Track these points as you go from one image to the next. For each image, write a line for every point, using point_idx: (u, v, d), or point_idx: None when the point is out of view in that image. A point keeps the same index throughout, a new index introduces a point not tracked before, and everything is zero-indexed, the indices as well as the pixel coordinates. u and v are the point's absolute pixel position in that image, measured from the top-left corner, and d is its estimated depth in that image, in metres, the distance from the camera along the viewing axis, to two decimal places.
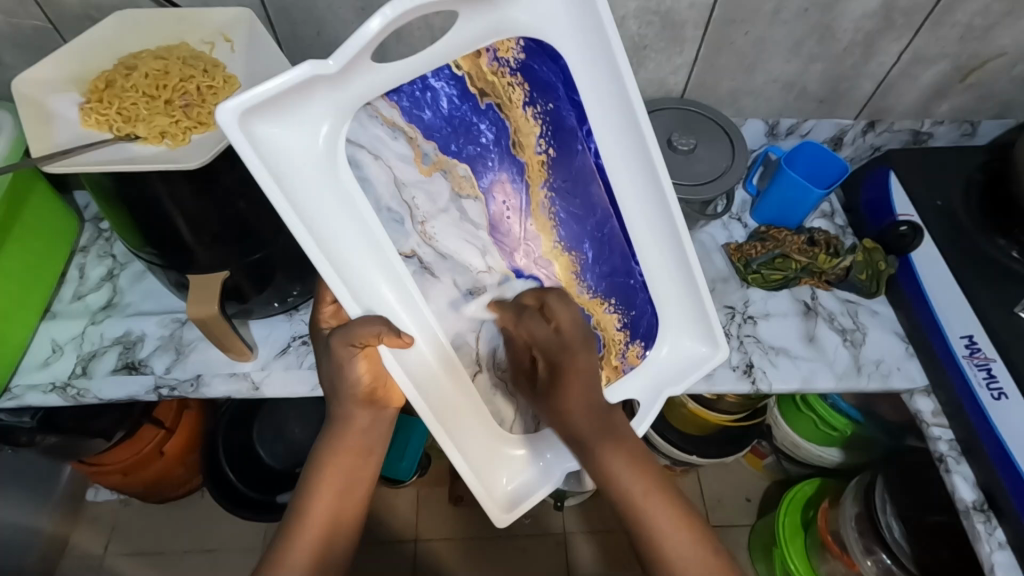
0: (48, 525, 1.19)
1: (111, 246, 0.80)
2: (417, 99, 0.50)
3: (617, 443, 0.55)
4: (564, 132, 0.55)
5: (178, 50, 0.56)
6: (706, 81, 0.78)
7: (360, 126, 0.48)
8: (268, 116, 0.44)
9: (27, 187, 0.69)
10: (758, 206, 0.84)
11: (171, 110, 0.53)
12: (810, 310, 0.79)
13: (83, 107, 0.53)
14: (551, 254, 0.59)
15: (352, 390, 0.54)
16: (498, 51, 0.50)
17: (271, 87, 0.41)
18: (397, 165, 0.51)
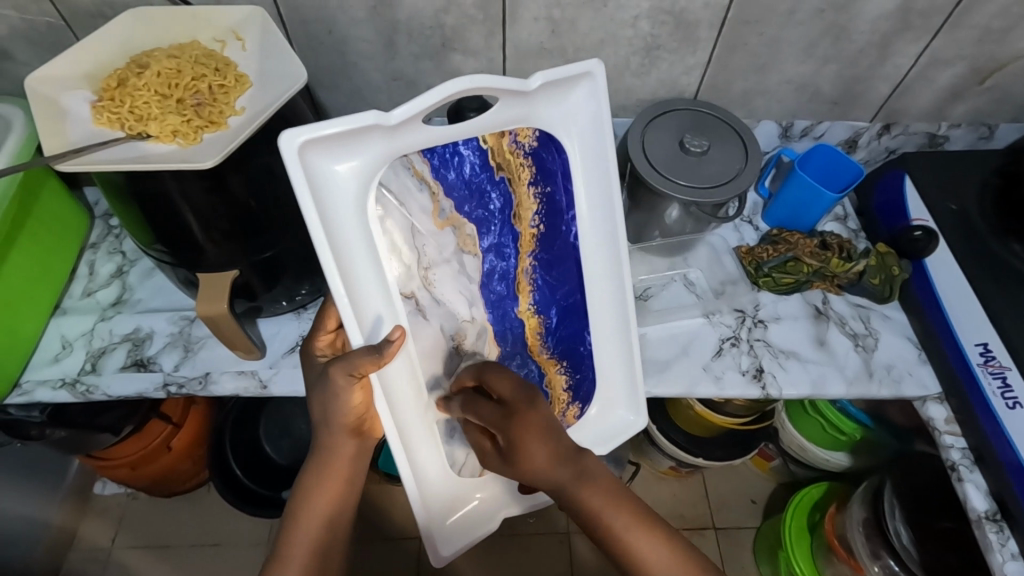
0: (57, 517, 1.20)
1: (121, 242, 0.81)
2: (444, 160, 0.53)
3: (595, 486, 0.51)
4: (555, 212, 0.59)
5: (190, 50, 0.56)
6: (719, 82, 0.77)
7: (394, 174, 0.51)
8: (317, 159, 0.47)
9: (38, 183, 0.70)
10: (770, 208, 0.84)
11: (183, 109, 0.52)
12: (821, 315, 0.79)
13: (95, 105, 0.53)
14: (523, 314, 0.62)
15: (342, 419, 0.53)
16: (518, 136, 0.55)
17: (337, 126, 0.45)
18: (416, 215, 0.53)
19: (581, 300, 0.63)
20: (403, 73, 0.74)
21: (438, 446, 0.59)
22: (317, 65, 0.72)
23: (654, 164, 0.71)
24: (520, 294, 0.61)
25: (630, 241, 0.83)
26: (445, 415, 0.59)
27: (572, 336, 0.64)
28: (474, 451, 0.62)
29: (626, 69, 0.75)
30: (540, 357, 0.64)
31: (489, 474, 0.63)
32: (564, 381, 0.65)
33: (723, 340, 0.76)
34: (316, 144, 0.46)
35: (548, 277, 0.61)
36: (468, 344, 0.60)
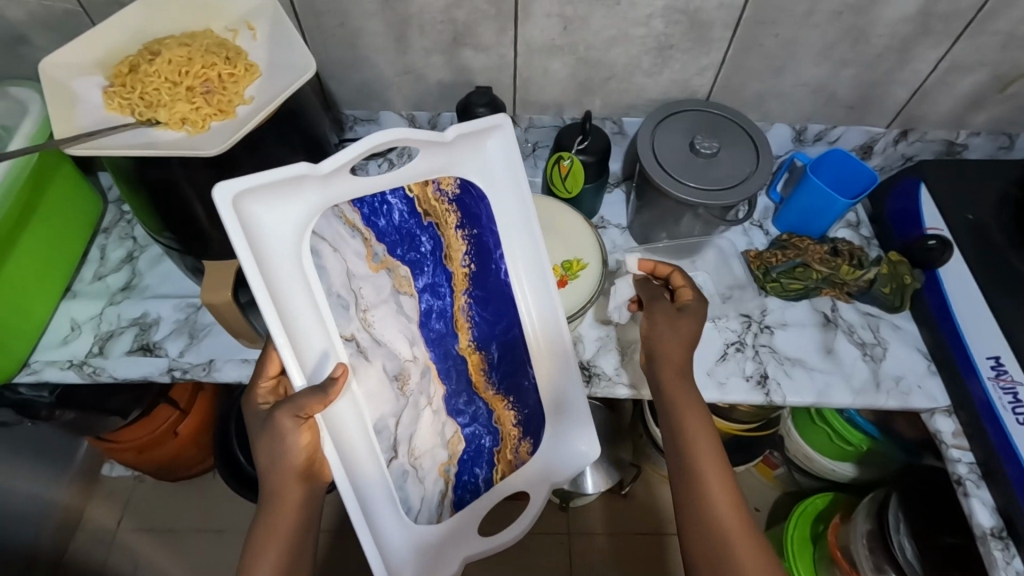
0: (64, 497, 1.22)
1: (132, 228, 0.81)
2: (372, 207, 0.57)
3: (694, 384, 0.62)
4: (483, 251, 0.63)
5: (202, 38, 0.56)
6: (732, 84, 0.76)
7: (326, 223, 0.55)
8: (250, 213, 0.50)
9: (53, 167, 0.71)
10: (781, 213, 0.83)
11: (193, 97, 0.53)
12: (829, 322, 0.77)
13: (107, 91, 0.54)
14: (464, 350, 0.63)
15: (291, 463, 0.54)
16: (440, 184, 0.59)
17: (270, 178, 0.50)
18: (350, 258, 0.56)
19: (519, 332, 0.65)
20: (414, 67, 0.74)
21: (391, 495, 0.59)
22: (328, 58, 0.72)
23: (663, 165, 0.70)
24: (459, 332, 0.63)
25: (637, 241, 0.82)
26: (396, 459, 0.59)
27: (514, 372, 0.65)
28: (430, 496, 0.61)
29: (639, 68, 0.74)
30: (485, 394, 0.64)
31: (449, 522, 0.62)
32: (513, 417, 0.65)
33: (728, 345, 0.75)
34: (248, 198, 0.50)
35: (485, 313, 0.64)
36: (412, 384, 0.60)
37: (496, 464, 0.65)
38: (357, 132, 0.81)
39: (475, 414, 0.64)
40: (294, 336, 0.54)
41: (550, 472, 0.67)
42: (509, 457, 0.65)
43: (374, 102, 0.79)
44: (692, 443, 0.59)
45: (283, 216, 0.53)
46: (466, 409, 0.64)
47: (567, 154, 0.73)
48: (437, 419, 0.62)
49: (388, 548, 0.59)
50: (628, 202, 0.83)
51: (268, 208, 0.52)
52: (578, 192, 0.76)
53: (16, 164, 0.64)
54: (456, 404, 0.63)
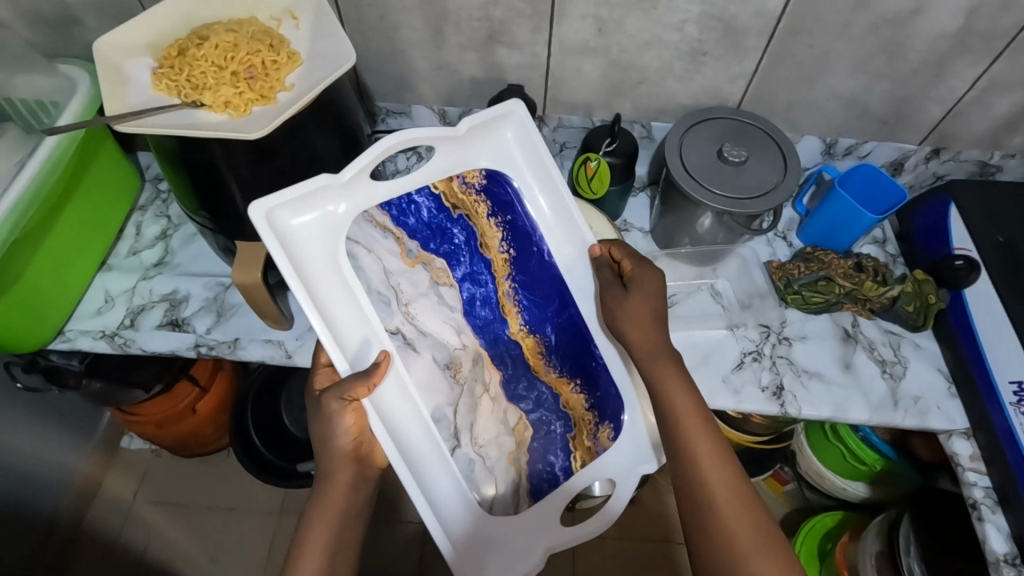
0: (85, 466, 1.25)
1: (167, 207, 0.84)
2: (401, 209, 0.61)
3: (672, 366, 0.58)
4: (521, 235, 0.64)
5: (248, 26, 0.57)
6: (763, 93, 0.76)
7: (358, 228, 0.58)
8: (285, 225, 0.55)
9: (96, 144, 0.73)
10: (805, 226, 0.83)
11: (236, 81, 0.54)
12: (849, 337, 0.77)
13: (156, 72, 0.56)
14: (517, 335, 0.66)
15: (339, 443, 0.57)
16: (465, 177, 0.62)
17: (299, 188, 0.54)
18: (386, 258, 0.60)
19: (575, 313, 0.65)
20: (448, 63, 0.75)
21: (461, 483, 0.60)
22: (365, 50, 0.74)
23: (689, 171, 0.70)
24: (508, 317, 0.65)
25: (660, 245, 0.83)
26: (460, 447, 0.61)
27: (572, 356, 0.66)
28: (501, 487, 0.62)
29: (670, 73, 0.74)
30: (547, 377, 0.66)
31: (525, 510, 0.63)
32: (583, 400, 0.66)
33: (745, 354, 0.75)
34: (283, 208, 0.54)
35: (531, 296, 0.65)
36: (465, 371, 0.63)
37: (574, 451, 0.65)
38: (389, 124, 0.83)
39: (540, 398, 0.65)
40: (338, 330, 0.57)
41: (628, 465, 0.65)
42: (588, 444, 0.65)
43: (407, 96, 0.81)
44: (684, 426, 0.55)
45: (320, 219, 0.57)
46: (529, 394, 0.65)
47: (594, 155, 0.74)
48: (497, 406, 0.64)
49: (464, 537, 0.60)
50: (652, 206, 0.84)
51: (304, 216, 0.56)
52: (602, 195, 0.77)
53: (65, 140, 0.66)
54: (517, 389, 0.65)
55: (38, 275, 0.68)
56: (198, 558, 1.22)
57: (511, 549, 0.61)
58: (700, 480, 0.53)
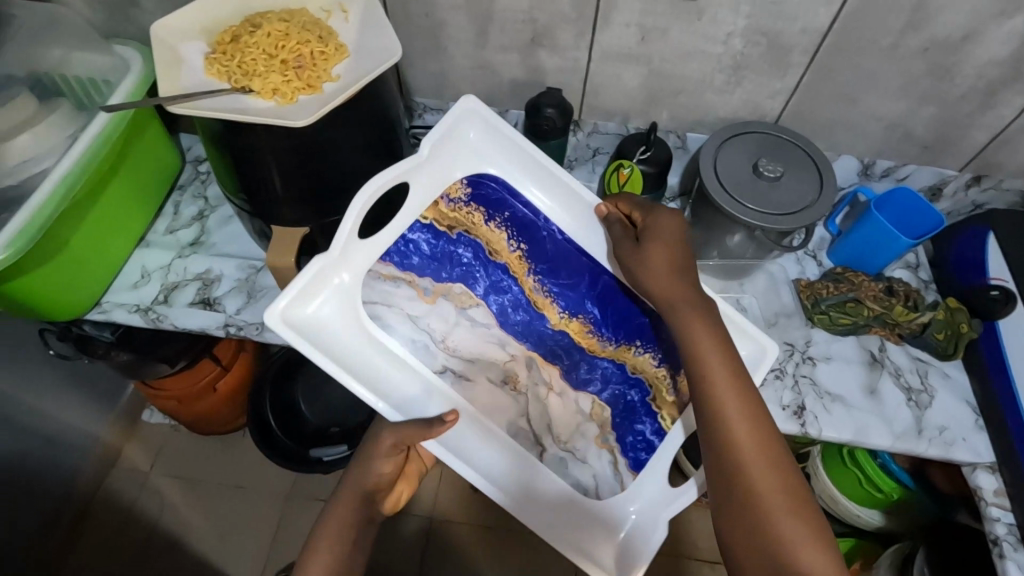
0: (107, 435, 1.29)
1: (206, 189, 0.86)
2: (402, 252, 0.64)
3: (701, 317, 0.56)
4: (525, 226, 0.68)
5: (299, 16, 0.59)
6: (803, 111, 0.76)
7: (370, 288, 0.63)
8: (302, 318, 0.60)
9: (144, 124, 0.76)
10: (836, 246, 0.82)
11: (285, 70, 0.56)
12: (875, 362, 0.76)
13: (209, 57, 0.58)
14: (562, 324, 0.68)
15: (370, 480, 0.65)
16: (450, 194, 0.66)
17: (299, 283, 0.59)
18: (406, 304, 0.64)
19: (608, 278, 0.67)
20: (489, 63, 0.76)
21: (558, 483, 0.64)
22: (409, 46, 0.75)
23: (723, 184, 0.70)
24: (546, 310, 0.68)
25: None
26: (546, 451, 0.64)
27: (622, 322, 0.67)
28: (605, 476, 0.64)
29: (710, 86, 0.74)
30: (606, 352, 0.67)
31: (634, 487, 0.64)
32: (651, 359, 0.66)
33: (768, 371, 0.74)
34: (296, 308, 0.59)
35: (558, 282, 0.68)
36: (523, 380, 0.65)
37: (659, 412, 0.65)
38: (425, 119, 0.83)
39: (605, 374, 0.67)
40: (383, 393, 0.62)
41: None
42: (670, 398, 0.65)
43: (446, 94, 0.82)
44: (715, 380, 0.53)
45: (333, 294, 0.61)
46: (593, 374, 0.67)
47: (627, 162, 0.74)
48: (567, 398, 0.66)
49: (572, 521, 0.63)
50: (682, 217, 0.84)
51: (318, 304, 0.61)
52: None
53: (115, 117, 0.69)
54: (580, 375, 0.67)
55: (81, 246, 0.71)
56: (209, 534, 1.24)
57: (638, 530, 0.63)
58: (725, 433, 0.51)
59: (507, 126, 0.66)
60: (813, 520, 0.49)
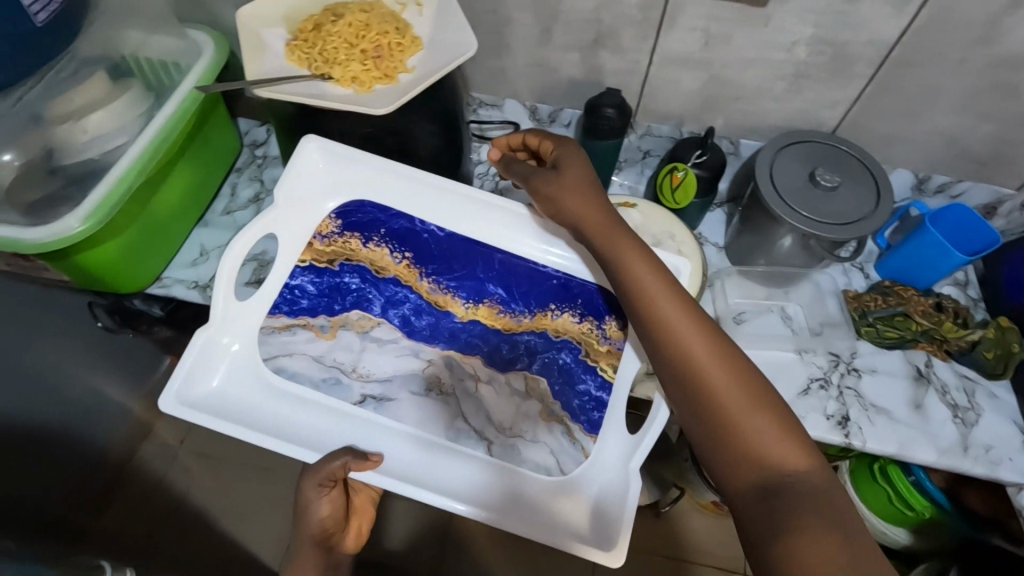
0: (139, 409, 1.31)
1: (262, 172, 0.89)
2: (290, 299, 0.66)
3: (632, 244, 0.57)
4: (405, 236, 0.70)
5: (378, 7, 0.60)
6: (861, 122, 0.75)
7: (266, 344, 0.64)
8: (201, 397, 0.60)
9: (211, 107, 0.78)
10: (885, 259, 0.81)
11: (364, 59, 0.57)
12: (921, 377, 0.75)
13: (291, 45, 0.59)
14: (471, 314, 0.68)
15: (311, 526, 0.65)
16: (322, 232, 0.68)
17: (189, 362, 0.59)
18: (308, 347, 0.64)
19: (502, 257, 0.70)
20: (548, 61, 0.77)
21: (521, 472, 0.61)
22: None
23: (779, 192, 0.70)
24: (451, 307, 0.68)
25: (732, 262, 0.83)
26: (494, 445, 0.62)
27: (525, 292, 0.69)
28: (563, 449, 0.62)
29: (768, 92, 0.74)
30: (523, 325, 0.68)
31: (595, 450, 0.62)
32: (570, 317, 0.68)
33: (812, 380, 0.75)
34: (191, 393, 0.59)
35: (453, 277, 0.69)
36: (447, 381, 0.65)
37: (597, 366, 0.66)
38: (480, 114, 0.85)
39: (531, 345, 0.67)
40: (313, 443, 0.60)
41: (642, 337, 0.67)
42: (602, 346, 0.67)
43: (502, 89, 0.84)
44: (653, 302, 0.54)
45: (227, 366, 0.62)
46: (517, 352, 0.67)
47: (682, 165, 0.75)
48: (498, 384, 0.65)
49: (538, 503, 0.59)
50: (729, 223, 0.84)
51: (214, 380, 0.61)
52: (684, 205, 0.77)
53: (187, 99, 0.71)
54: (505, 356, 0.67)
55: (148, 222, 0.73)
56: (233, 510, 1.27)
57: (613, 491, 0.59)
58: (676, 352, 0.52)
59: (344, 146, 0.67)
60: (776, 407, 0.48)
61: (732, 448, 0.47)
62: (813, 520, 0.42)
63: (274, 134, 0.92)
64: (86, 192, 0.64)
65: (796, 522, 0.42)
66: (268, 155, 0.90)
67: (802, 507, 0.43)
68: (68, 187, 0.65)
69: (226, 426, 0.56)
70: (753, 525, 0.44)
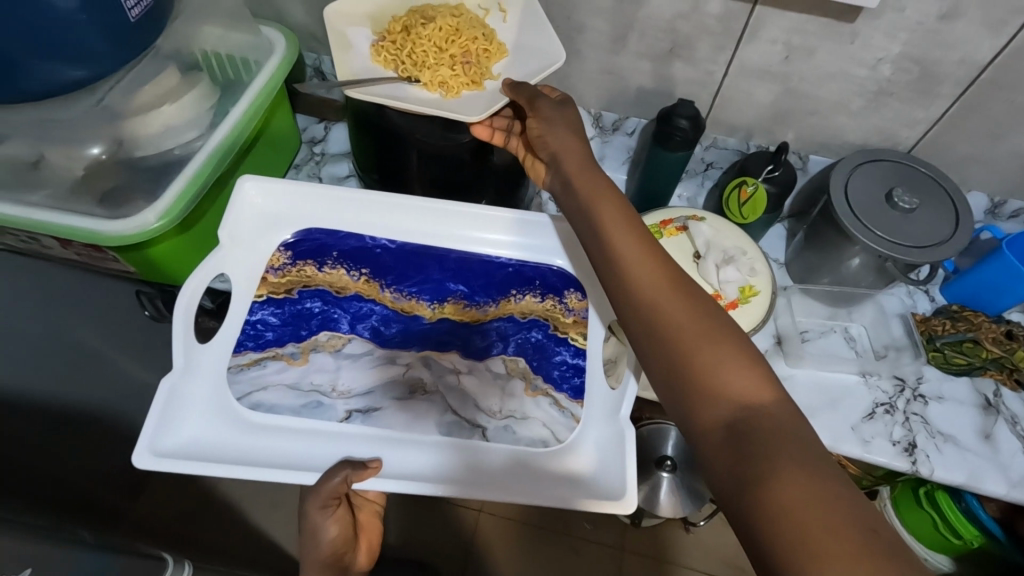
0: None
1: (320, 169, 0.89)
2: (255, 334, 0.66)
3: (602, 192, 0.57)
4: (360, 255, 0.72)
5: (465, 12, 0.64)
6: (940, 142, 0.74)
7: (235, 381, 0.62)
8: (178, 446, 0.57)
9: (276, 104, 0.79)
10: (951, 283, 0.80)
11: (453, 64, 0.61)
12: (990, 407, 0.73)
13: (378, 46, 0.62)
14: (438, 315, 0.69)
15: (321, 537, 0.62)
16: (274, 265, 0.70)
17: (156, 415, 0.56)
18: (277, 375, 0.64)
19: (457, 254, 0.73)
20: (620, 69, 0.77)
21: (517, 450, 0.61)
22: None
23: (854, 210, 0.69)
24: (418, 310, 0.70)
25: (795, 280, 0.82)
26: (489, 428, 0.62)
27: (485, 284, 0.71)
28: (556, 420, 0.63)
29: (846, 109, 0.73)
30: (489, 314, 0.70)
31: (585, 413, 0.64)
32: (533, 299, 0.71)
33: (877, 405, 0.73)
34: (168, 444, 0.57)
35: (415, 283, 0.71)
36: (427, 381, 0.65)
37: (569, 338, 0.68)
38: None
39: (504, 332, 0.68)
40: (303, 464, 0.58)
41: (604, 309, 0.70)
42: (569, 318, 0.69)
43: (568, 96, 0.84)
44: (615, 243, 0.53)
45: (197, 408, 0.60)
46: (489, 339, 0.68)
47: (752, 180, 0.73)
48: (478, 372, 0.66)
49: (541, 480, 0.59)
50: (791, 239, 0.83)
51: (189, 424, 0.59)
52: (752, 221, 0.76)
53: (258, 97, 0.72)
54: (478, 346, 0.68)
55: (216, 217, 0.74)
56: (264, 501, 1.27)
57: (609, 448, 0.61)
58: (633, 290, 0.50)
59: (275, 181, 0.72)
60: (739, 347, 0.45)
61: (692, 385, 0.44)
62: (779, 451, 0.38)
63: (333, 131, 0.92)
64: (163, 185, 0.65)
65: (763, 455, 0.38)
66: (327, 151, 0.90)
67: (764, 435, 0.40)
68: (145, 180, 0.65)
69: (212, 467, 0.55)
70: (717, 459, 0.40)
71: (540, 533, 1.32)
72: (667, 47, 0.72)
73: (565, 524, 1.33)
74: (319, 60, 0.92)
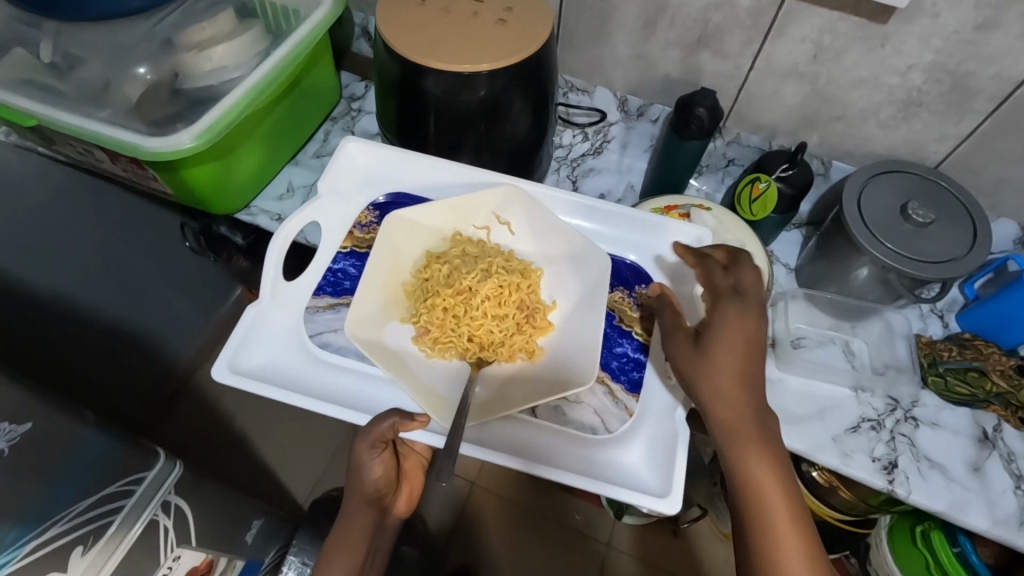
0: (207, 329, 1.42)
1: (354, 123, 0.94)
2: (334, 280, 0.67)
3: (757, 437, 0.54)
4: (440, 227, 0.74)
5: (490, 252, 0.71)
6: (970, 162, 0.72)
7: (310, 319, 0.64)
8: (254, 367, 0.61)
9: (319, 54, 0.83)
10: (969, 310, 0.77)
11: (513, 319, 0.67)
12: (986, 440, 0.70)
13: (424, 343, 0.66)
14: None
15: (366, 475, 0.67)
16: (360, 222, 0.71)
17: (239, 334, 0.61)
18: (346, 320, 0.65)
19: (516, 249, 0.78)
20: (649, 55, 0.78)
21: (565, 430, 0.59)
22: (576, 25, 0.79)
23: (863, 215, 0.68)
24: None
25: (801, 285, 0.81)
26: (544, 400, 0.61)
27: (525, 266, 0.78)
28: (608, 410, 0.60)
29: (874, 117, 0.72)
30: None
31: (640, 408, 0.61)
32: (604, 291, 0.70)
33: (864, 420, 0.71)
34: (245, 362, 0.61)
35: None
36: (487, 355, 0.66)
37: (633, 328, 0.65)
38: (570, 98, 0.88)
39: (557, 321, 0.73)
40: (365, 408, 0.61)
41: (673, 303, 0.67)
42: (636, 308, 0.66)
43: (597, 77, 0.86)
44: (763, 499, 0.53)
45: (276, 336, 0.63)
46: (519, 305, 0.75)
47: (765, 177, 0.72)
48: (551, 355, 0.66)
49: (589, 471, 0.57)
50: (804, 245, 0.82)
51: (264, 349, 0.62)
52: (761, 219, 0.75)
53: (300, 43, 0.75)
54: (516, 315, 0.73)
55: (248, 154, 0.78)
56: (271, 437, 1.35)
57: (662, 444, 0.59)
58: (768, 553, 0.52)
59: (369, 146, 0.74)
60: None
61: None
62: None
63: (371, 90, 0.97)
64: (200, 115, 0.70)
65: None
66: (363, 109, 0.96)
67: None
68: (187, 106, 0.71)
69: (280, 393, 0.58)
70: None
71: (527, 515, 1.34)
72: (696, 36, 0.73)
73: (551, 512, 1.34)
74: (366, 20, 0.99)
